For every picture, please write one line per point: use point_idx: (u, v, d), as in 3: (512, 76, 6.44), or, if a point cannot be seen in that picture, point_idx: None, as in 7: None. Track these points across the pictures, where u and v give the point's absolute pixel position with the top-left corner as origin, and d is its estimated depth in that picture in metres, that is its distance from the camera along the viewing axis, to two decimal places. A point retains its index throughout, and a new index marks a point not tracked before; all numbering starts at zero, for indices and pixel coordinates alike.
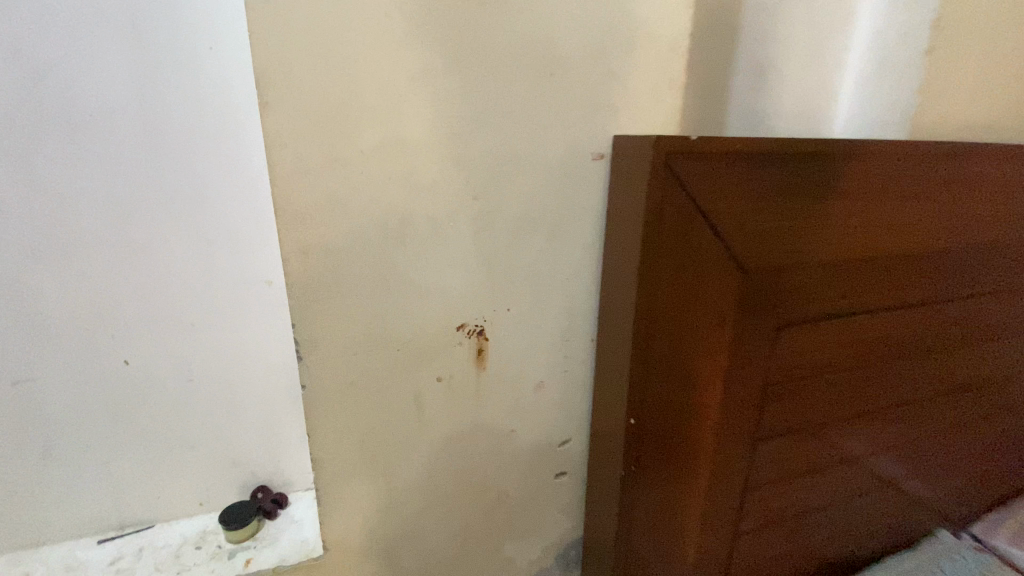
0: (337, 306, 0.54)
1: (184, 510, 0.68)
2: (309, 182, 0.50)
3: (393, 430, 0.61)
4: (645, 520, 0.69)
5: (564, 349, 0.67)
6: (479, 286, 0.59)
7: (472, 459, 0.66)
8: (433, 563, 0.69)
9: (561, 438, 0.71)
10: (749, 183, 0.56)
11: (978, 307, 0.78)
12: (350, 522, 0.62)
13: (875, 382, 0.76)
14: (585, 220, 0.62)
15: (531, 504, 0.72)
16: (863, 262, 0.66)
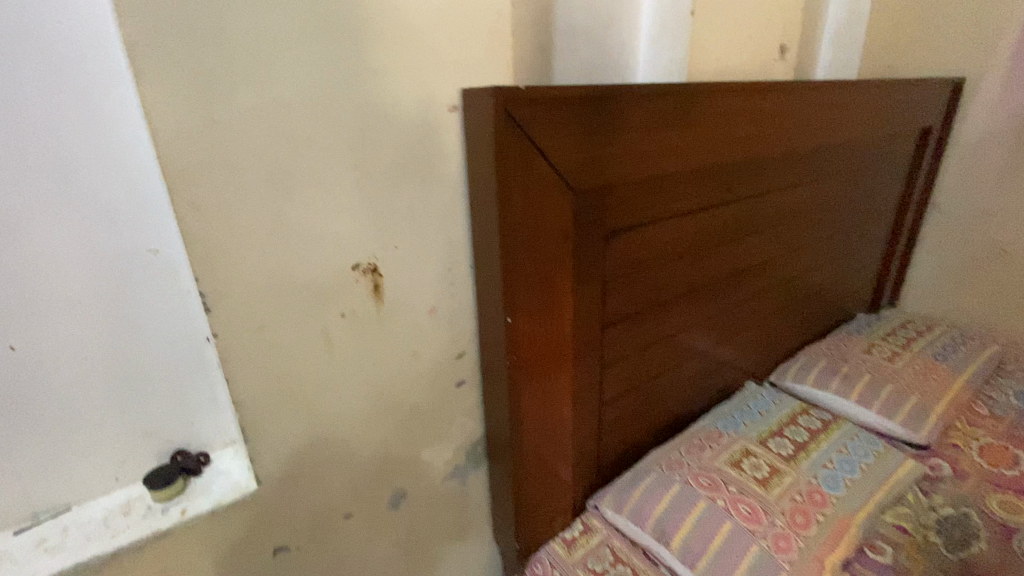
0: (239, 259, 0.60)
1: (102, 487, 0.69)
2: (195, 145, 0.55)
3: (307, 366, 0.69)
4: (530, 405, 0.87)
5: (449, 276, 0.79)
6: (367, 229, 0.68)
7: (383, 382, 0.77)
8: (362, 479, 0.79)
9: (457, 353, 0.85)
10: (567, 123, 0.73)
11: (727, 216, 1.12)
12: (282, 454, 0.70)
13: (675, 272, 1.05)
14: (450, 164, 0.73)
15: (439, 412, 0.86)
16: (652, 181, 0.91)
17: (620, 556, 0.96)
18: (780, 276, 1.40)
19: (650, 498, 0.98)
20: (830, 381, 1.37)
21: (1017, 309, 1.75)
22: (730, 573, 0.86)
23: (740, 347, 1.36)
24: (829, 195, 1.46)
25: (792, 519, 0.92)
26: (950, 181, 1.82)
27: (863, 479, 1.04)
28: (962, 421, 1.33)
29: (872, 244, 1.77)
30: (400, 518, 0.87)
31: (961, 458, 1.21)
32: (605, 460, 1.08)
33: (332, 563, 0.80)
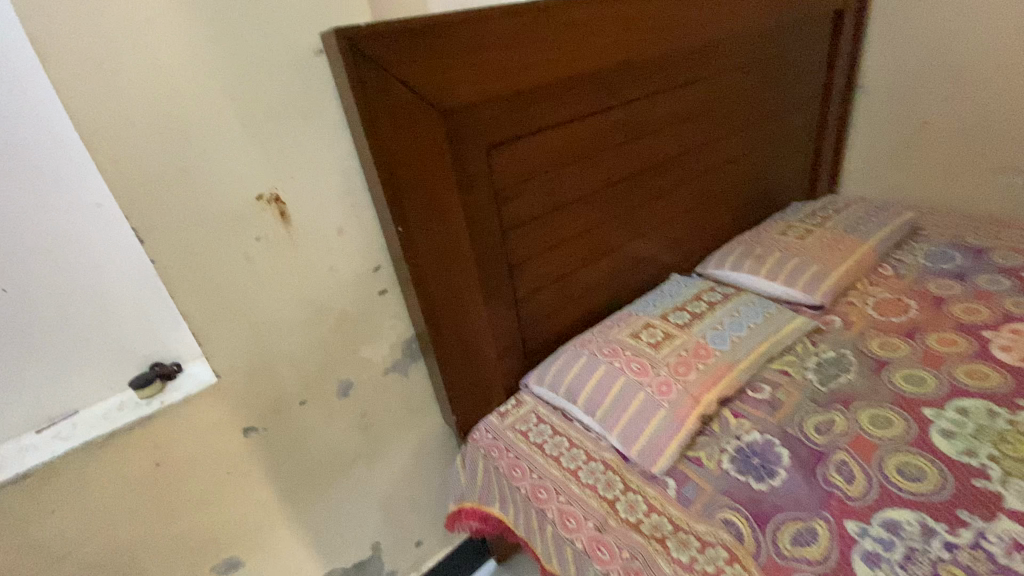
0: (158, 199, 0.77)
1: (99, 394, 0.89)
2: (100, 110, 0.70)
3: (236, 281, 0.86)
4: (442, 298, 1.05)
5: (349, 199, 0.94)
6: (262, 165, 0.84)
7: (308, 292, 0.94)
8: (307, 372, 0.99)
9: (373, 265, 1.01)
10: (415, 51, 0.85)
11: (619, 119, 1.22)
12: (232, 354, 0.89)
13: (571, 176, 1.17)
14: (328, 103, 0.87)
15: (367, 316, 1.04)
16: (525, 95, 1.02)
17: (541, 419, 1.15)
18: (694, 172, 1.51)
19: (563, 370, 1.17)
20: (745, 263, 1.52)
21: (941, 178, 1.83)
22: (621, 415, 1.05)
23: (660, 241, 1.49)
24: (737, 90, 1.54)
25: (675, 368, 1.10)
26: (875, 60, 1.87)
27: (749, 336, 1.21)
28: (864, 284, 1.47)
29: (797, 132, 1.85)
30: (350, 404, 1.07)
31: (852, 312, 1.36)
32: (530, 347, 1.26)
33: (296, 441, 1.01)
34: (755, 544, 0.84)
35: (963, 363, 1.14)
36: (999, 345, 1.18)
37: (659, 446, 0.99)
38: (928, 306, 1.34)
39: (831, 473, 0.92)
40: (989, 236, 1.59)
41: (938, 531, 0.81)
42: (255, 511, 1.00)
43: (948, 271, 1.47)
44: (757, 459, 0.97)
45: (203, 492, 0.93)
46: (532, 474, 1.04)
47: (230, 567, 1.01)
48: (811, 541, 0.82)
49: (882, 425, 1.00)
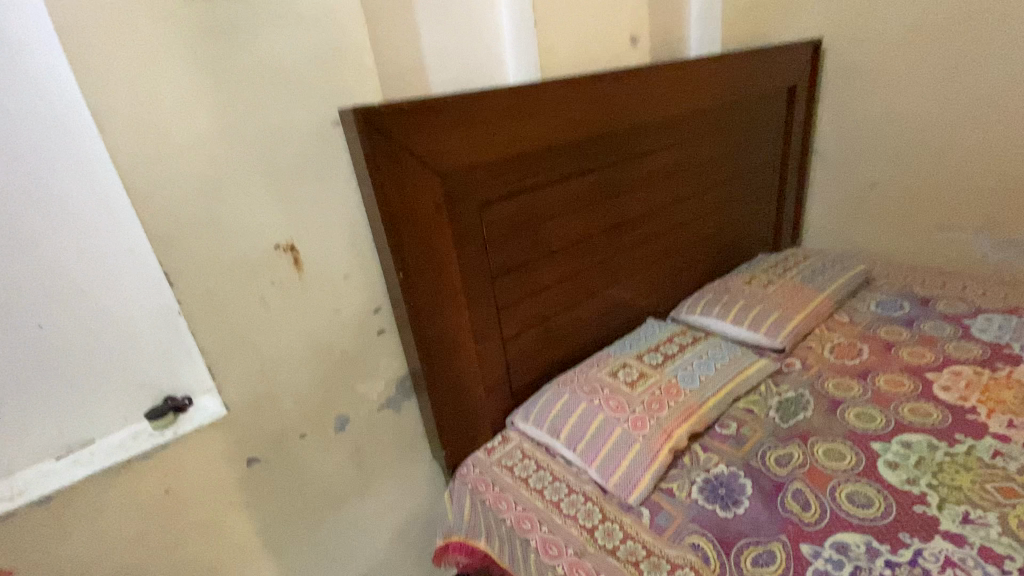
0: (189, 246, 0.87)
1: (116, 426, 0.96)
2: (149, 171, 0.82)
3: (250, 320, 0.95)
4: (435, 338, 1.16)
5: (355, 248, 1.06)
6: (281, 218, 0.95)
7: (314, 332, 1.04)
8: (308, 406, 1.06)
9: (374, 307, 1.12)
10: (420, 124, 0.99)
11: (597, 180, 1.37)
12: (242, 387, 0.97)
13: (554, 229, 1.30)
14: (340, 165, 1.01)
15: (366, 354, 1.13)
16: (514, 159, 1.16)
17: (526, 453, 1.23)
18: (666, 225, 1.66)
19: (546, 407, 1.26)
20: (713, 309, 1.65)
21: (890, 233, 2.02)
22: (599, 448, 1.14)
23: (635, 289, 1.62)
24: (703, 154, 1.72)
25: (649, 404, 1.20)
26: (826, 129, 2.09)
27: (716, 375, 1.32)
28: (822, 329, 1.61)
29: (759, 191, 2.04)
30: (346, 437, 1.14)
31: (811, 355, 1.48)
32: (516, 386, 1.35)
33: (295, 472, 1.08)
34: (720, 565, 0.91)
35: (909, 401, 1.26)
36: (940, 384, 1.30)
37: (634, 477, 1.08)
38: (878, 349, 1.48)
39: (788, 500, 1.01)
40: (933, 286, 1.76)
41: (881, 551, 0.90)
42: (253, 541, 1.05)
43: (897, 317, 1.62)
44: (723, 490, 1.05)
45: (205, 520, 0.98)
46: (517, 505, 1.11)
47: None
48: (770, 561, 0.90)
49: (835, 458, 1.10)
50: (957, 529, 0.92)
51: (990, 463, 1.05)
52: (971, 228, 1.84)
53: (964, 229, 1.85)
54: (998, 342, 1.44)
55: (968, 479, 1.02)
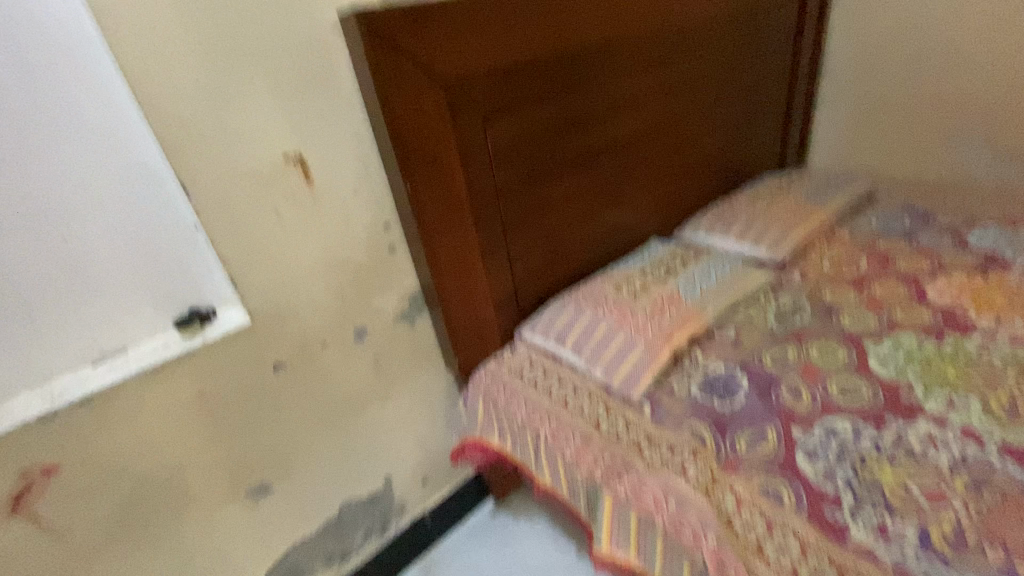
0: (200, 155, 0.89)
1: (145, 335, 1.00)
2: (154, 77, 0.82)
3: (265, 231, 0.99)
4: (445, 252, 1.19)
5: (362, 161, 1.07)
6: (288, 128, 0.96)
7: (327, 244, 1.07)
8: (326, 316, 1.11)
9: (384, 221, 1.14)
10: (422, 30, 0.98)
11: (602, 93, 1.36)
12: (263, 297, 1.02)
13: (559, 145, 1.30)
14: (343, 74, 1.00)
15: (379, 268, 1.16)
16: (518, 69, 1.15)
17: (534, 362, 1.29)
18: (671, 143, 1.64)
19: (553, 319, 1.31)
20: (716, 226, 1.67)
21: (896, 150, 2.00)
22: (604, 353, 1.20)
23: (639, 208, 1.63)
24: (709, 68, 1.68)
25: (652, 313, 1.25)
26: (837, 42, 2.02)
27: (717, 286, 1.36)
28: (823, 243, 1.64)
29: (766, 109, 2.00)
30: (364, 348, 1.20)
31: (811, 268, 1.52)
32: (524, 301, 1.39)
33: (317, 379, 1.14)
34: (716, 446, 0.98)
35: (903, 304, 1.31)
36: (933, 289, 1.34)
37: (636, 377, 1.14)
38: (876, 260, 1.51)
39: (782, 392, 1.08)
40: (935, 201, 1.76)
41: (868, 431, 0.95)
42: (283, 441, 1.13)
43: (896, 231, 1.64)
44: (720, 385, 1.12)
45: (238, 421, 1.06)
46: (527, 405, 1.18)
47: (261, 491, 1.14)
48: (762, 441, 0.97)
49: (828, 356, 1.16)
50: (941, 413, 0.98)
51: (974, 356, 1.11)
52: (976, 141, 1.80)
53: (968, 142, 1.82)
54: (993, 250, 1.47)
55: (953, 370, 1.08)
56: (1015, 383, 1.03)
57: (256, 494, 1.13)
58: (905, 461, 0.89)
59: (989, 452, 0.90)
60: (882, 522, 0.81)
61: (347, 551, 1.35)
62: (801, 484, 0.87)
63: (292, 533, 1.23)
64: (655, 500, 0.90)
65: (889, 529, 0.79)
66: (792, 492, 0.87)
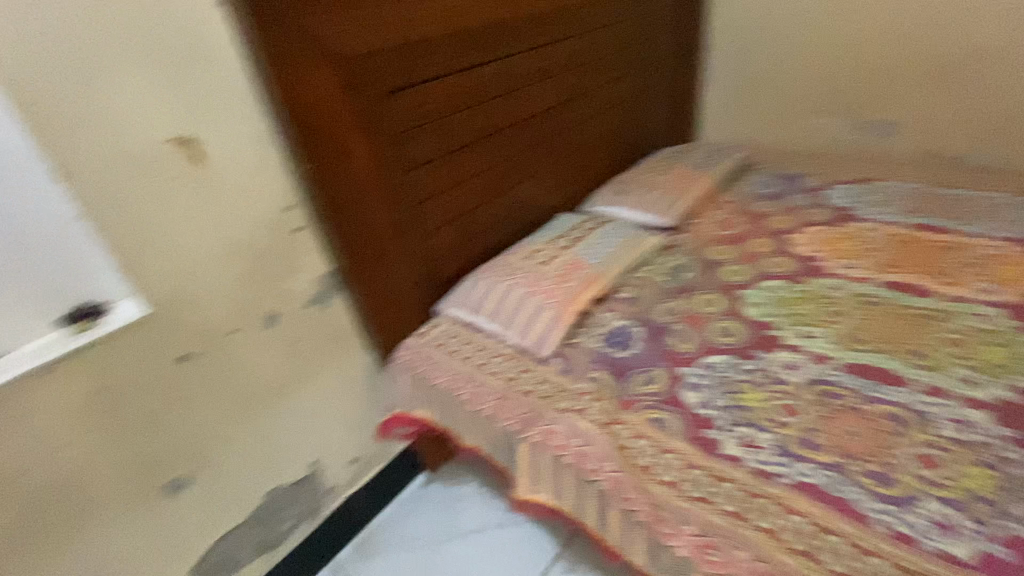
0: (74, 138, 0.85)
1: (31, 332, 0.92)
2: (13, 56, 0.78)
3: (156, 218, 0.96)
4: (354, 231, 1.20)
5: (258, 142, 1.06)
6: (173, 108, 0.94)
7: (227, 229, 1.06)
8: (232, 302, 1.10)
9: (287, 203, 1.13)
10: (309, 7, 1.00)
11: (501, 72, 1.42)
12: (161, 286, 1.00)
13: (463, 122, 1.35)
14: (229, 50, 0.98)
15: (286, 251, 1.15)
16: (413, 47, 1.18)
17: (452, 333, 1.34)
18: (571, 120, 1.74)
19: (472, 291, 1.36)
20: (617, 198, 1.80)
21: (771, 122, 2.23)
22: (517, 318, 1.27)
23: (546, 184, 1.72)
24: (602, 48, 1.79)
25: (561, 278, 1.33)
26: (718, 23, 2.20)
27: (616, 251, 1.48)
28: (710, 208, 1.81)
29: (658, 87, 2.15)
30: (277, 332, 1.19)
31: (699, 230, 1.68)
32: (442, 277, 1.43)
33: (229, 366, 1.13)
34: (615, 389, 1.10)
35: (772, 257, 1.50)
36: (797, 243, 1.54)
37: (545, 337, 1.22)
38: (752, 221, 1.70)
39: (670, 338, 1.22)
40: (802, 166, 2.00)
41: (738, 363, 1.12)
42: (198, 432, 1.11)
43: (769, 194, 1.85)
44: (620, 336, 1.24)
45: (147, 416, 1.03)
46: (445, 373, 1.24)
47: (178, 487, 1.12)
48: (652, 380, 1.10)
49: (709, 304, 1.32)
50: (797, 342, 1.15)
51: (825, 295, 1.31)
52: (839, 114, 2.05)
53: (833, 114, 2.06)
54: (847, 206, 1.68)
55: (808, 307, 1.27)
56: (854, 313, 1.23)
57: (171, 490, 1.11)
58: (768, 384, 1.05)
59: (831, 368, 1.07)
60: (749, 436, 0.95)
61: (278, 539, 1.35)
62: (685, 414, 1.01)
63: (216, 526, 1.21)
64: (561, 440, 1.00)
65: (754, 442, 0.94)
66: (676, 420, 1.00)
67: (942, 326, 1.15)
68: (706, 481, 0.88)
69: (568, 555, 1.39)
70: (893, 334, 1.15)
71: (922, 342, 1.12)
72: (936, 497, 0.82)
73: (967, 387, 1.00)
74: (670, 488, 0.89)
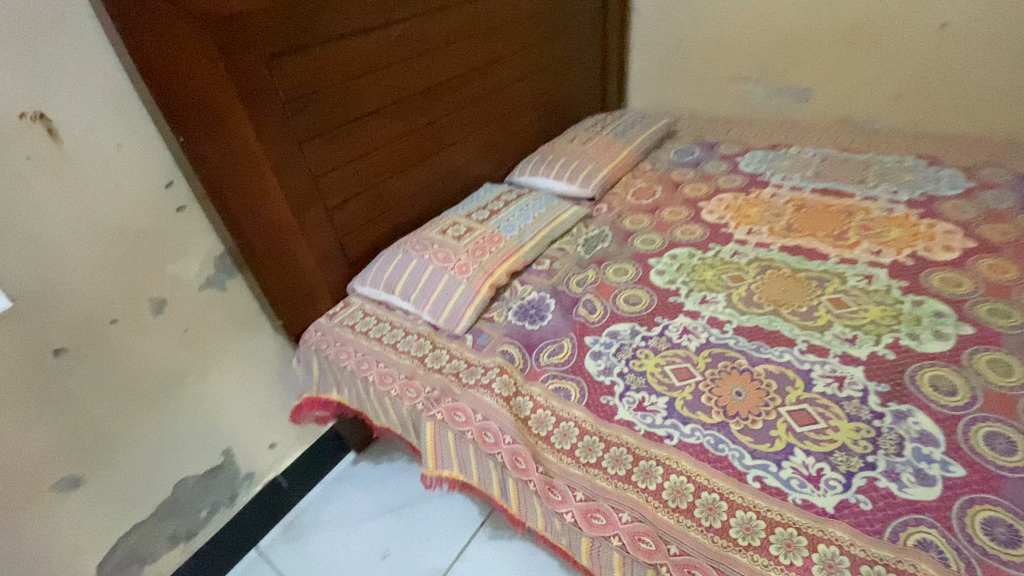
0: None
1: None
2: None
3: (5, 201, 0.86)
4: (243, 207, 1.13)
5: (124, 115, 0.97)
6: (21, 80, 0.84)
7: (96, 211, 0.97)
8: (111, 289, 1.02)
9: (166, 181, 1.05)
10: None
11: (404, 35, 1.34)
12: (21, 275, 0.90)
13: (363, 89, 1.28)
14: (78, 12, 0.89)
15: (169, 232, 1.08)
16: (297, 7, 1.10)
17: (366, 312, 1.31)
18: (490, 86, 1.69)
19: (383, 268, 1.32)
20: (538, 168, 1.78)
21: (694, 89, 2.24)
22: (430, 295, 1.25)
23: (468, 153, 1.66)
24: (518, 9, 1.73)
25: (473, 252, 1.31)
26: None
27: (534, 222, 1.46)
28: (629, 177, 1.83)
29: (582, 52, 2.12)
30: (168, 320, 1.13)
31: (617, 200, 1.70)
32: (353, 255, 1.38)
33: (113, 359, 1.05)
34: (522, 362, 1.11)
35: (682, 225, 1.54)
36: (707, 210, 1.58)
37: (460, 312, 1.21)
38: (669, 189, 1.73)
39: (579, 308, 1.23)
40: (721, 134, 2.04)
41: (641, 330, 1.15)
42: (85, 430, 1.04)
43: (687, 162, 1.88)
44: (532, 309, 1.24)
45: (19, 417, 0.95)
46: (355, 353, 1.22)
47: (70, 486, 1.04)
48: (558, 351, 1.12)
49: (621, 273, 1.34)
50: (696, 309, 1.20)
51: (729, 260, 1.35)
52: (755, 80, 2.08)
53: (750, 81, 2.09)
54: (756, 172, 1.73)
55: (712, 273, 1.31)
56: (753, 278, 1.27)
57: (64, 488, 1.04)
58: (665, 349, 1.09)
59: (727, 333, 1.12)
60: (642, 400, 0.99)
61: (194, 529, 1.31)
62: (585, 381, 1.04)
63: (121, 521, 1.15)
64: (466, 416, 1.01)
65: (646, 405, 0.98)
66: (577, 389, 1.03)
67: (832, 287, 1.20)
68: (599, 447, 0.92)
69: (491, 523, 1.43)
70: (782, 296, 1.20)
71: (804, 301, 1.17)
72: (807, 450, 0.86)
73: (845, 344, 1.05)
74: (566, 455, 0.92)
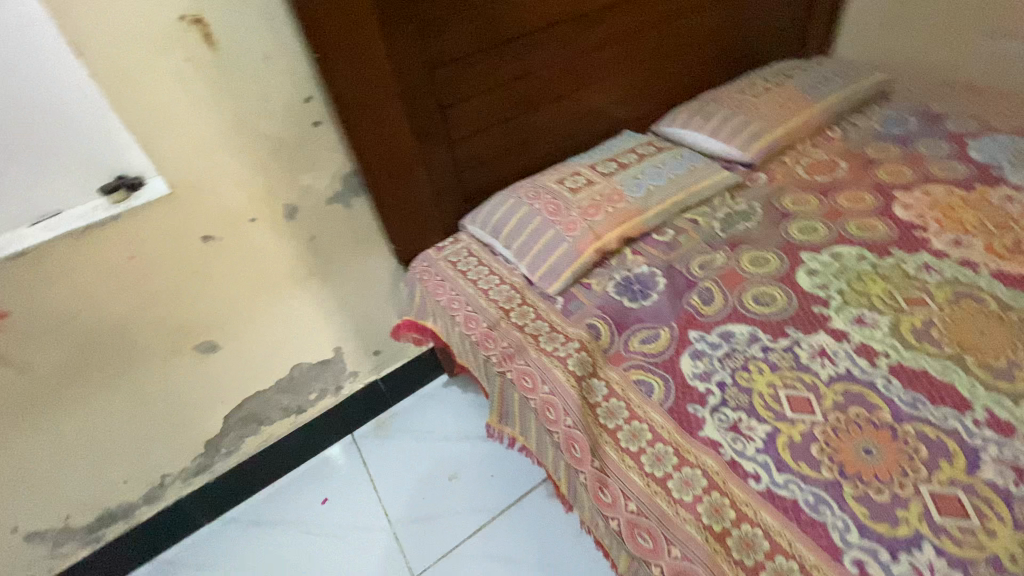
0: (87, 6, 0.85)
1: (75, 200, 1.00)
2: None
3: (169, 100, 0.97)
4: (369, 131, 1.14)
5: (271, 25, 1.00)
6: None
7: (242, 118, 1.05)
8: (250, 190, 1.13)
9: (305, 95, 1.10)
10: None
11: None
12: (179, 167, 1.03)
13: (503, 14, 1.18)
14: None
15: (304, 143, 1.14)
16: None
17: (471, 252, 1.30)
18: (656, 16, 1.45)
19: (494, 210, 1.28)
20: (693, 120, 1.53)
21: (933, 39, 1.71)
22: (532, 247, 1.18)
23: (613, 94, 1.49)
24: None
25: (586, 210, 1.20)
26: None
27: (667, 185, 1.29)
28: (806, 145, 1.50)
29: None
30: (296, 225, 1.22)
31: (781, 172, 1.41)
32: (470, 190, 1.36)
33: (245, 254, 1.19)
34: (609, 341, 1.02)
35: (860, 216, 1.23)
36: (903, 203, 1.24)
37: (558, 271, 1.13)
38: (856, 167, 1.39)
39: (693, 295, 1.08)
40: (953, 104, 1.55)
41: (762, 339, 0.97)
42: (221, 306, 1.21)
43: (892, 136, 1.48)
44: (637, 285, 1.12)
45: (173, 286, 1.13)
46: (450, 291, 1.22)
47: (207, 350, 1.25)
48: (653, 339, 1.00)
49: (758, 264, 1.13)
50: (843, 328, 0.96)
51: (910, 276, 1.05)
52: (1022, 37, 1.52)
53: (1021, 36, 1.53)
54: (992, 163, 1.30)
55: (881, 287, 1.04)
56: (939, 305, 0.98)
57: (203, 350, 1.24)
58: (786, 369, 0.91)
59: (877, 369, 0.89)
60: (737, 420, 0.85)
61: (302, 407, 1.50)
62: (674, 383, 0.92)
63: (247, 386, 1.36)
64: (533, 383, 0.99)
65: (741, 428, 0.84)
66: (663, 388, 0.92)
67: None
68: (670, 461, 0.83)
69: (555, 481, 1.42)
70: (973, 339, 0.91)
71: (1003, 353, 0.88)
72: (937, 547, 0.68)
73: None
74: (629, 458, 0.86)
